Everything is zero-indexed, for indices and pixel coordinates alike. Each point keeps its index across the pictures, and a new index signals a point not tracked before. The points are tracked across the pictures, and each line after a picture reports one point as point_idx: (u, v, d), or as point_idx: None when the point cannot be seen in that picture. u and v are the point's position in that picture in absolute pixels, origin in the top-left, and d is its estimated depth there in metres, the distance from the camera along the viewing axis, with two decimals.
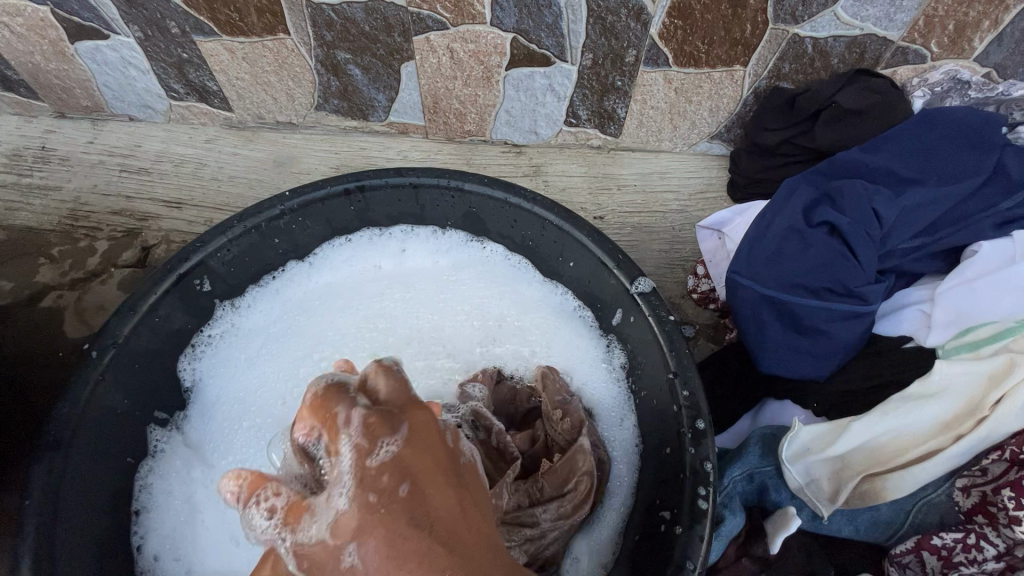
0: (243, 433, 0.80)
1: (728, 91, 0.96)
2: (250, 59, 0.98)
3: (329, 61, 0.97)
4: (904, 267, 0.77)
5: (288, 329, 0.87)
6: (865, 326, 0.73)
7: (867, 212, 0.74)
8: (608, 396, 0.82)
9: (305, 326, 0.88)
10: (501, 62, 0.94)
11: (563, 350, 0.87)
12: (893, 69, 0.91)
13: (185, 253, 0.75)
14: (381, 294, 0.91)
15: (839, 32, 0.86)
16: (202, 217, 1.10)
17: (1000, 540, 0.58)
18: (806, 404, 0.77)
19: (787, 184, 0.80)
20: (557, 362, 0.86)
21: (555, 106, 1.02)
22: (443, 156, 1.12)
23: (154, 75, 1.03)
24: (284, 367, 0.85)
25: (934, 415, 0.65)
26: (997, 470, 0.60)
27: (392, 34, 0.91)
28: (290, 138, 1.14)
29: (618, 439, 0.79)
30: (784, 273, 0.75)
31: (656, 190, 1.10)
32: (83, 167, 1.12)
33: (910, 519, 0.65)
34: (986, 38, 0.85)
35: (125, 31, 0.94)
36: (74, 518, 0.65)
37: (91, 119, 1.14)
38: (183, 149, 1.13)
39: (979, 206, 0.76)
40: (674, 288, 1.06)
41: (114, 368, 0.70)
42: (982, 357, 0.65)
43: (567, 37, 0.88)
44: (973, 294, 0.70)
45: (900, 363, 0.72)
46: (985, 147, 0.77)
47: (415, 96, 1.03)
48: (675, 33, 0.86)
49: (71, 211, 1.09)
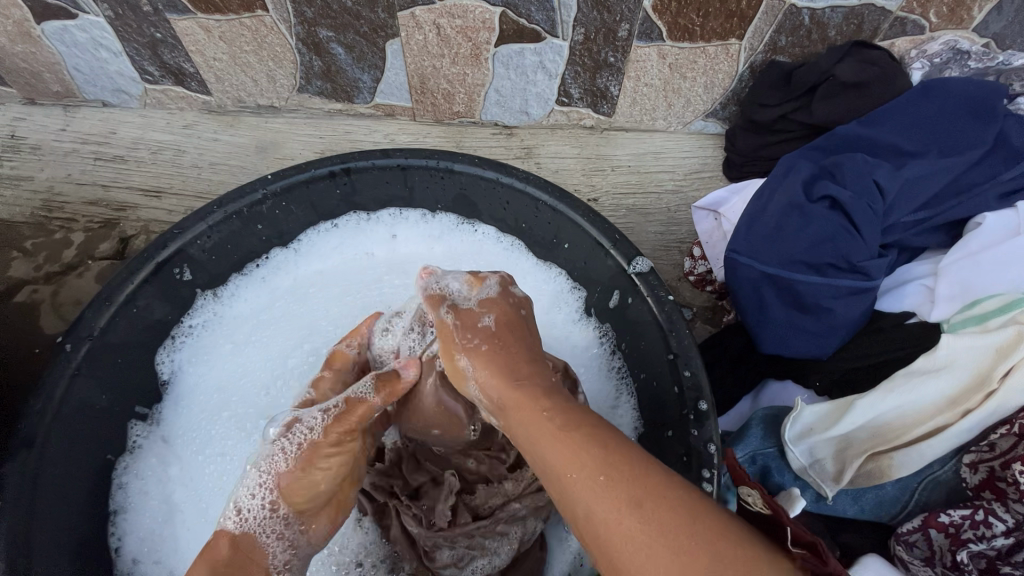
0: (220, 424, 0.79)
1: (724, 66, 0.94)
2: (227, 39, 0.94)
3: (310, 40, 0.94)
4: (906, 241, 0.75)
5: (277, 315, 0.85)
6: (869, 302, 0.71)
7: (868, 185, 0.72)
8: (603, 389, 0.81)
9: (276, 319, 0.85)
10: (490, 38, 0.91)
11: (556, 344, 0.86)
12: (892, 41, 0.89)
13: (166, 240, 0.71)
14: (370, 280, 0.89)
15: (837, 2, 0.83)
16: (182, 206, 1.06)
17: (1009, 516, 0.56)
18: (808, 384, 0.75)
19: (786, 161, 0.78)
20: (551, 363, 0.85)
21: (547, 85, 0.99)
22: (433, 139, 1.09)
23: (127, 57, 0.99)
24: (272, 353, 0.83)
25: (939, 390, 0.62)
26: (1006, 445, 0.58)
27: (376, 9, 0.87)
28: (273, 122, 1.10)
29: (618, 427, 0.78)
30: (784, 249, 0.73)
31: (651, 170, 1.08)
32: (55, 155, 1.07)
33: (915, 497, 0.65)
34: (986, 7, 0.83)
35: (94, 9, 0.90)
36: (51, 518, 0.62)
37: (63, 106, 1.09)
38: (161, 136, 1.09)
39: (983, 178, 0.74)
40: (670, 270, 1.04)
41: (90, 360, 0.66)
42: (990, 329, 0.62)
43: (557, 10, 0.85)
44: (980, 266, 0.67)
45: (904, 340, 0.69)
46: (987, 117, 0.75)
47: (402, 75, 1.00)
48: (670, 5, 0.83)
49: (44, 202, 1.05)
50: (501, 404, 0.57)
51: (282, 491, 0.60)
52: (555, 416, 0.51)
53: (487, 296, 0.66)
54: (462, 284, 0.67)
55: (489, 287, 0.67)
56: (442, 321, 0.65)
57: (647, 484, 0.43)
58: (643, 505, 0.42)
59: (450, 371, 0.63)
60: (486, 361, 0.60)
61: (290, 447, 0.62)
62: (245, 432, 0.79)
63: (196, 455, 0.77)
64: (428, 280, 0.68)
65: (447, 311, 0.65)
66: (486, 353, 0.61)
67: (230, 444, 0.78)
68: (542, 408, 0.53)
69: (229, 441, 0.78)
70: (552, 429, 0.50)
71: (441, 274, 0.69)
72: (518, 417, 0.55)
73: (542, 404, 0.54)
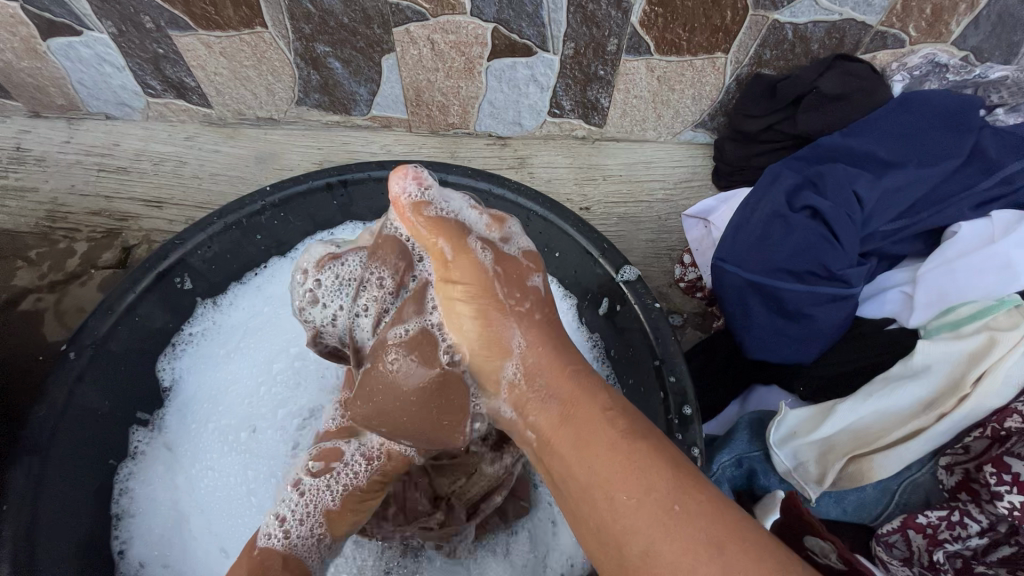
0: (208, 436, 0.79)
1: (711, 78, 0.96)
2: (228, 54, 0.97)
3: (308, 55, 0.96)
4: (885, 249, 0.77)
5: (265, 323, 0.86)
6: (850, 309, 0.73)
7: (848, 195, 0.74)
8: None
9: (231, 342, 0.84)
10: (483, 52, 0.93)
11: None
12: (873, 54, 0.92)
13: (166, 250, 0.73)
14: None
15: (819, 17, 0.86)
16: (183, 216, 1.08)
17: (983, 516, 0.58)
18: (792, 389, 0.77)
19: (771, 171, 0.81)
20: None
21: (539, 97, 1.02)
22: (428, 150, 1.12)
23: (130, 72, 1.01)
24: (260, 363, 0.84)
25: (915, 395, 0.64)
26: (979, 447, 0.59)
27: (372, 26, 0.90)
28: (272, 134, 1.12)
29: None
30: (768, 258, 0.75)
31: (641, 180, 1.10)
32: (59, 167, 1.10)
33: (895, 499, 0.66)
34: (963, 21, 0.85)
35: (98, 26, 0.92)
36: (58, 522, 0.64)
37: (67, 119, 1.12)
38: (163, 147, 1.11)
39: (960, 187, 0.76)
40: (661, 278, 1.06)
41: (93, 368, 0.69)
42: (963, 335, 0.63)
43: (548, 26, 0.88)
44: (956, 274, 0.69)
45: (882, 345, 0.71)
46: (963, 129, 0.78)
47: (397, 88, 1.02)
48: (657, 20, 0.86)
49: (48, 212, 1.07)
50: (548, 391, 0.48)
51: (327, 526, 0.58)
52: (621, 420, 0.45)
53: (517, 246, 0.55)
54: (481, 218, 0.55)
55: (513, 236, 0.55)
56: (455, 252, 0.50)
57: (729, 524, 0.39)
58: (727, 548, 0.38)
59: (481, 346, 0.50)
60: (531, 333, 0.50)
61: (334, 482, 0.59)
62: (229, 444, 0.79)
63: (192, 466, 0.78)
64: (414, 186, 0.52)
65: (482, 253, 0.51)
66: (540, 324, 0.51)
67: (220, 458, 0.78)
68: (600, 407, 0.46)
69: (221, 454, 0.79)
70: (615, 436, 0.44)
71: (435, 187, 0.54)
72: (563, 411, 0.47)
73: (600, 402, 0.47)
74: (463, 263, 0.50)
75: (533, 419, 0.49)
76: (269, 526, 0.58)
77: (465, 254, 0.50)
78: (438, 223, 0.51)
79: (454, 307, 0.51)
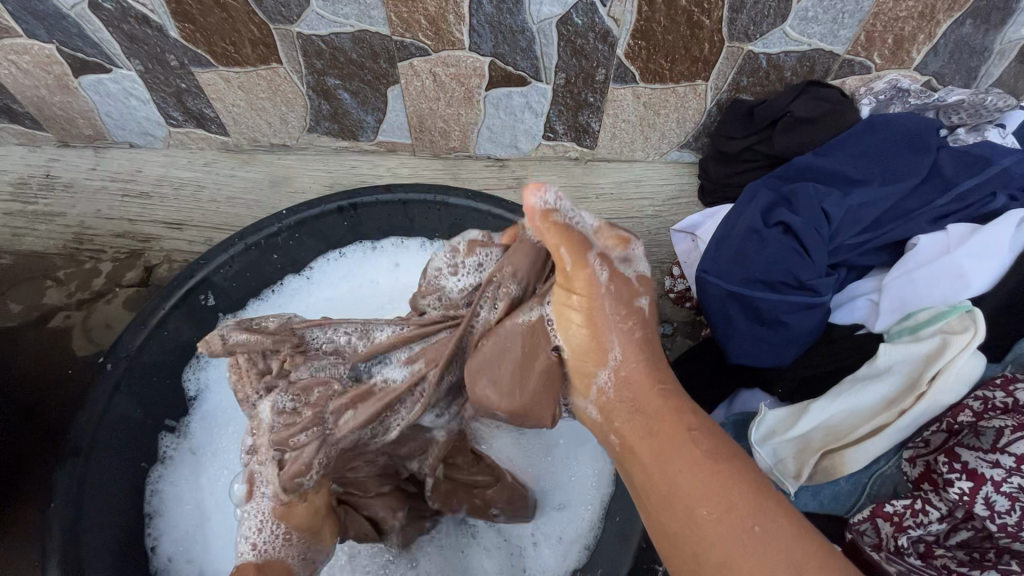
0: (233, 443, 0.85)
1: (693, 103, 1.04)
2: (245, 87, 1.05)
3: (320, 87, 1.04)
4: (852, 261, 0.83)
5: None
6: (821, 316, 0.79)
7: (817, 211, 0.81)
8: None
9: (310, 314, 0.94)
10: (481, 83, 1.01)
11: None
12: (842, 80, 0.99)
13: (192, 270, 0.81)
14: (378, 302, 0.97)
15: (790, 47, 0.93)
16: (202, 236, 1.16)
17: (942, 504, 0.63)
18: (772, 391, 0.83)
19: (749, 189, 0.87)
20: None
21: (534, 122, 1.09)
22: (431, 172, 1.19)
23: (154, 105, 1.09)
24: None
25: (881, 393, 0.71)
26: (938, 440, 0.65)
27: (378, 61, 0.98)
28: (284, 159, 1.20)
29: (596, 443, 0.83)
30: (745, 270, 0.82)
31: (632, 197, 1.17)
32: (86, 193, 1.17)
33: (867, 491, 0.72)
34: (923, 50, 0.93)
35: (127, 64, 1.01)
36: (97, 519, 0.70)
37: (93, 147, 1.20)
38: (183, 173, 1.19)
39: (918, 203, 0.82)
40: (652, 289, 1.13)
41: (127, 379, 0.75)
42: (920, 338, 0.70)
43: (540, 59, 0.96)
44: (915, 283, 0.75)
45: (851, 350, 0.78)
46: (923, 148, 0.84)
47: (402, 116, 1.10)
48: (640, 52, 0.94)
49: (76, 235, 1.15)
50: (636, 403, 0.51)
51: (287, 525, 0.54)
52: (704, 437, 0.49)
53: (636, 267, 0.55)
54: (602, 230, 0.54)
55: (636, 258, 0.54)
56: (574, 267, 0.51)
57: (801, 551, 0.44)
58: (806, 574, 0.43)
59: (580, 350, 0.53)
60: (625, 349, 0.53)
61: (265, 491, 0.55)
62: None
63: (219, 472, 0.84)
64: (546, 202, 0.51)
65: (602, 272, 0.52)
66: (641, 344, 0.53)
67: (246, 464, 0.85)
68: (684, 429, 0.49)
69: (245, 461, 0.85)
70: (696, 454, 0.48)
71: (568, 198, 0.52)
72: (646, 424, 0.50)
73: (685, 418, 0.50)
74: (584, 283, 0.52)
75: (617, 424, 0.52)
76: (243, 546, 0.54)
77: (588, 270, 0.52)
78: (562, 232, 0.51)
79: (566, 313, 0.53)
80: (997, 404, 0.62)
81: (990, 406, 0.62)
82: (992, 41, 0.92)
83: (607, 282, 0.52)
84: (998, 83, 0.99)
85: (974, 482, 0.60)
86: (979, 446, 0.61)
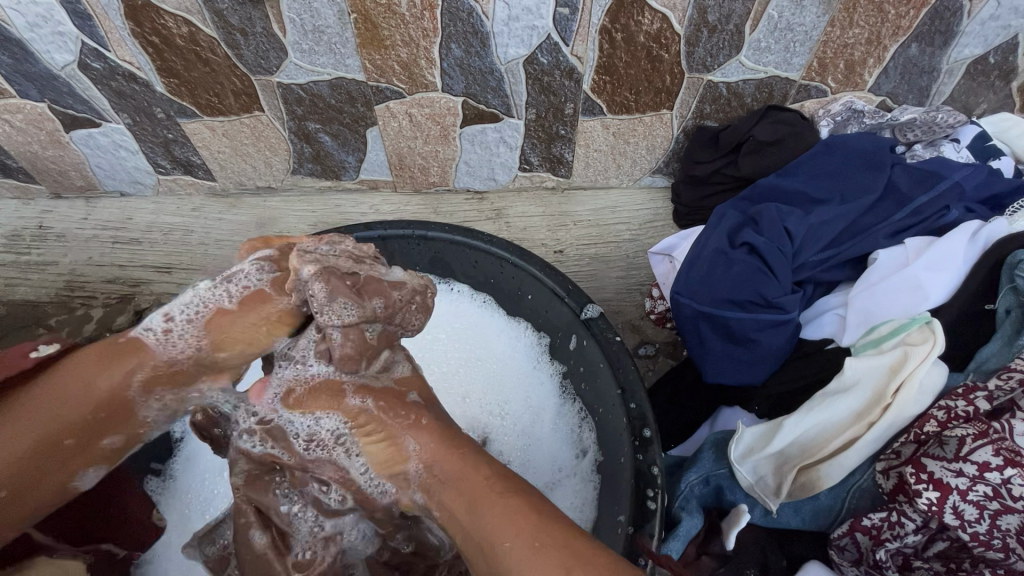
0: (221, 483, 0.86)
1: (661, 131, 1.08)
2: (229, 134, 1.09)
3: (301, 132, 1.08)
4: (818, 277, 0.85)
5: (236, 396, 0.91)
6: (789, 332, 0.81)
7: (780, 232, 0.83)
8: (564, 432, 0.89)
9: (515, 405, 0.94)
10: (455, 121, 1.05)
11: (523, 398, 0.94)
12: (801, 103, 1.03)
13: None
14: None
15: (747, 76, 0.98)
16: (191, 279, 1.19)
17: (917, 514, 0.64)
18: (750, 409, 0.84)
19: (716, 212, 0.90)
20: (519, 414, 0.93)
21: (509, 155, 1.13)
22: (412, 208, 1.22)
23: (143, 155, 1.13)
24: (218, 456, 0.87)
25: (850, 407, 0.71)
26: (908, 451, 0.65)
27: (356, 105, 1.02)
28: (270, 201, 1.23)
29: (579, 470, 0.85)
30: (714, 290, 0.84)
31: (608, 223, 1.20)
32: (77, 242, 1.20)
33: (846, 505, 0.72)
34: (874, 72, 0.97)
35: (116, 118, 1.05)
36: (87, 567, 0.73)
37: (85, 198, 1.23)
38: (172, 219, 1.22)
39: (878, 219, 0.85)
40: (633, 311, 1.15)
41: None
42: (884, 350, 0.71)
43: (510, 96, 1.00)
44: (876, 296, 0.77)
45: (822, 365, 0.79)
46: (878, 166, 0.87)
47: (382, 155, 1.14)
48: (605, 86, 0.98)
49: (67, 283, 1.17)
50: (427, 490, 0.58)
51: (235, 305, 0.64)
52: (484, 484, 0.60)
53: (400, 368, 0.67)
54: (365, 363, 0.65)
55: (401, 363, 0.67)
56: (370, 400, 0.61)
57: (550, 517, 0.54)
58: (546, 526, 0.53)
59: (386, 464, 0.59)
60: (438, 467, 0.57)
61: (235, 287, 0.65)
62: None
63: (202, 512, 0.84)
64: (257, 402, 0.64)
65: (410, 440, 0.59)
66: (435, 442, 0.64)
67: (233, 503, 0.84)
68: (483, 469, 0.57)
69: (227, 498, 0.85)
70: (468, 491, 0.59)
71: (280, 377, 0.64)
72: (457, 487, 0.56)
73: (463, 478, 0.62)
74: (394, 443, 0.59)
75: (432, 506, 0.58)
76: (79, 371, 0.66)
77: (408, 455, 0.58)
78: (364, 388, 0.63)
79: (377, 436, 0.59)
80: (958, 413, 0.63)
81: (953, 415, 0.63)
82: (939, 62, 0.96)
83: (399, 414, 0.60)
84: (950, 99, 1.04)
85: (941, 492, 0.60)
86: (943, 456, 0.61)
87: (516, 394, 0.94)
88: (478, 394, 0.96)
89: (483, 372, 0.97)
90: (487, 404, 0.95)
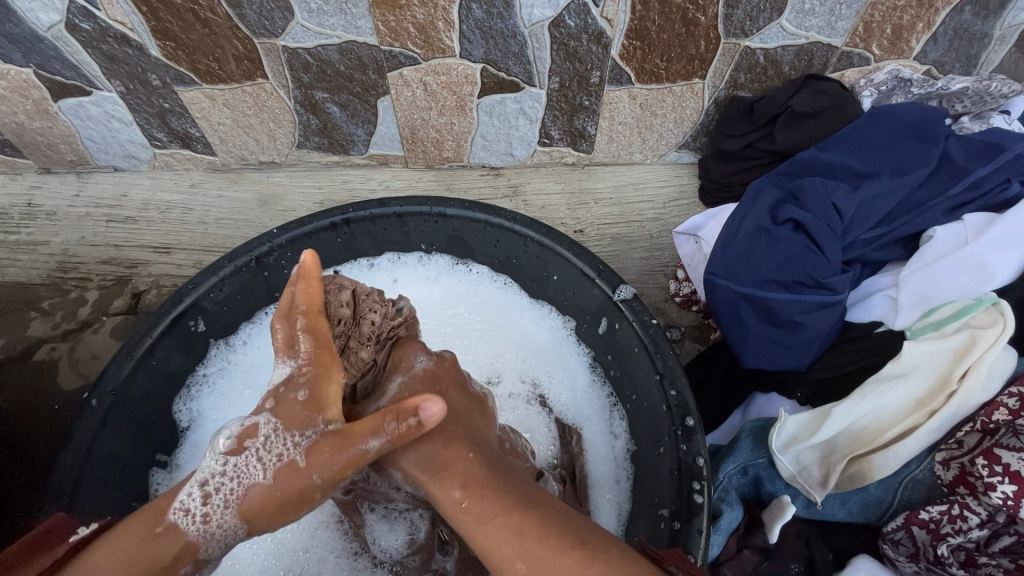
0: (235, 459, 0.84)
1: (691, 103, 1.02)
2: (231, 105, 1.02)
3: (307, 101, 1.01)
4: (867, 256, 0.81)
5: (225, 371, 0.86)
6: (837, 315, 0.77)
7: (828, 207, 0.78)
8: (593, 415, 0.85)
9: (552, 380, 0.89)
10: (473, 91, 0.99)
11: (548, 381, 0.89)
12: (841, 72, 0.98)
13: (178, 296, 0.77)
14: None
15: (787, 42, 0.92)
16: (191, 259, 1.12)
17: (982, 508, 0.60)
18: (791, 395, 0.79)
19: (754, 187, 0.85)
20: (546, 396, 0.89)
21: (528, 128, 1.06)
22: (424, 184, 1.16)
23: (137, 126, 1.06)
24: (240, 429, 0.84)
25: (908, 393, 0.67)
26: (972, 441, 0.62)
27: (367, 72, 0.95)
28: (274, 177, 1.17)
29: (610, 454, 0.82)
30: (756, 269, 0.79)
31: (631, 201, 1.14)
32: (70, 220, 1.13)
33: (899, 496, 0.68)
34: (922, 38, 0.92)
35: (107, 86, 0.97)
36: None
37: (76, 172, 1.16)
38: (170, 196, 1.16)
39: (932, 194, 0.80)
40: (657, 293, 1.10)
41: (114, 414, 0.71)
42: (946, 334, 0.67)
43: (533, 63, 0.93)
44: (934, 278, 0.73)
45: (872, 349, 0.75)
46: (930, 139, 0.82)
47: (393, 128, 1.07)
48: (635, 53, 0.91)
49: (60, 263, 1.11)
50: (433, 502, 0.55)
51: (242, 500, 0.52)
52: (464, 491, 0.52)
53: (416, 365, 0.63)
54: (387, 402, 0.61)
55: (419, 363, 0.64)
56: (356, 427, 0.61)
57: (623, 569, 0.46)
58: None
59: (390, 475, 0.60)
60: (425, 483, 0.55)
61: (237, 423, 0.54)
62: None
63: None
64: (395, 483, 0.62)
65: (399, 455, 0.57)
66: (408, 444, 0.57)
67: None
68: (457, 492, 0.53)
69: None
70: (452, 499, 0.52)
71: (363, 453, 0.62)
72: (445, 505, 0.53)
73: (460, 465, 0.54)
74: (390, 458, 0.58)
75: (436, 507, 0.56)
76: (184, 506, 0.52)
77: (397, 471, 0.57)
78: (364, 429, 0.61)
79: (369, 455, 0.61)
80: None
81: None
82: (991, 27, 0.91)
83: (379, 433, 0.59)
84: (998, 69, 0.98)
85: (1018, 485, 0.57)
86: (1019, 447, 0.58)
87: (555, 373, 0.90)
88: (503, 376, 0.91)
89: (512, 351, 0.93)
90: (513, 384, 0.90)
